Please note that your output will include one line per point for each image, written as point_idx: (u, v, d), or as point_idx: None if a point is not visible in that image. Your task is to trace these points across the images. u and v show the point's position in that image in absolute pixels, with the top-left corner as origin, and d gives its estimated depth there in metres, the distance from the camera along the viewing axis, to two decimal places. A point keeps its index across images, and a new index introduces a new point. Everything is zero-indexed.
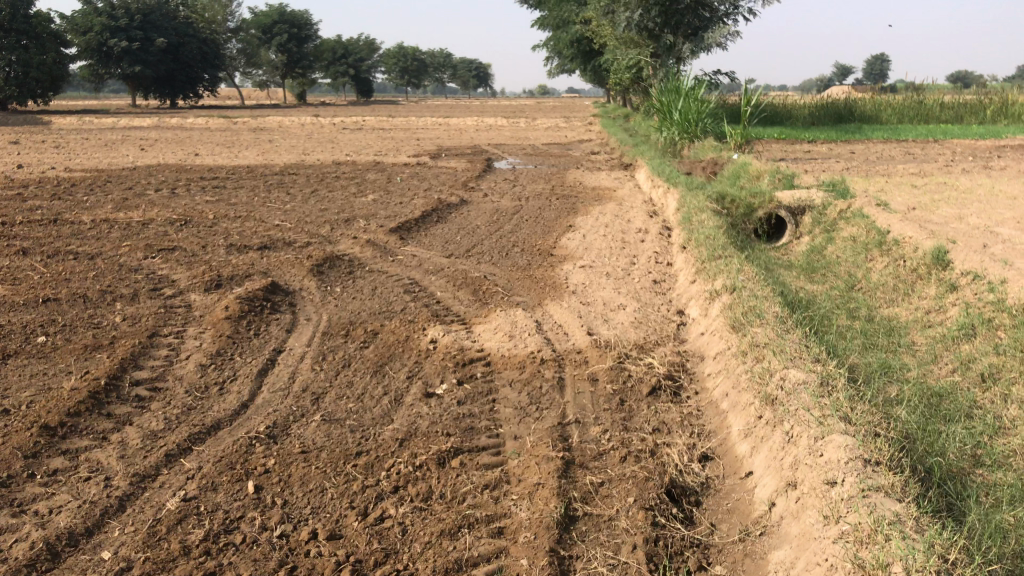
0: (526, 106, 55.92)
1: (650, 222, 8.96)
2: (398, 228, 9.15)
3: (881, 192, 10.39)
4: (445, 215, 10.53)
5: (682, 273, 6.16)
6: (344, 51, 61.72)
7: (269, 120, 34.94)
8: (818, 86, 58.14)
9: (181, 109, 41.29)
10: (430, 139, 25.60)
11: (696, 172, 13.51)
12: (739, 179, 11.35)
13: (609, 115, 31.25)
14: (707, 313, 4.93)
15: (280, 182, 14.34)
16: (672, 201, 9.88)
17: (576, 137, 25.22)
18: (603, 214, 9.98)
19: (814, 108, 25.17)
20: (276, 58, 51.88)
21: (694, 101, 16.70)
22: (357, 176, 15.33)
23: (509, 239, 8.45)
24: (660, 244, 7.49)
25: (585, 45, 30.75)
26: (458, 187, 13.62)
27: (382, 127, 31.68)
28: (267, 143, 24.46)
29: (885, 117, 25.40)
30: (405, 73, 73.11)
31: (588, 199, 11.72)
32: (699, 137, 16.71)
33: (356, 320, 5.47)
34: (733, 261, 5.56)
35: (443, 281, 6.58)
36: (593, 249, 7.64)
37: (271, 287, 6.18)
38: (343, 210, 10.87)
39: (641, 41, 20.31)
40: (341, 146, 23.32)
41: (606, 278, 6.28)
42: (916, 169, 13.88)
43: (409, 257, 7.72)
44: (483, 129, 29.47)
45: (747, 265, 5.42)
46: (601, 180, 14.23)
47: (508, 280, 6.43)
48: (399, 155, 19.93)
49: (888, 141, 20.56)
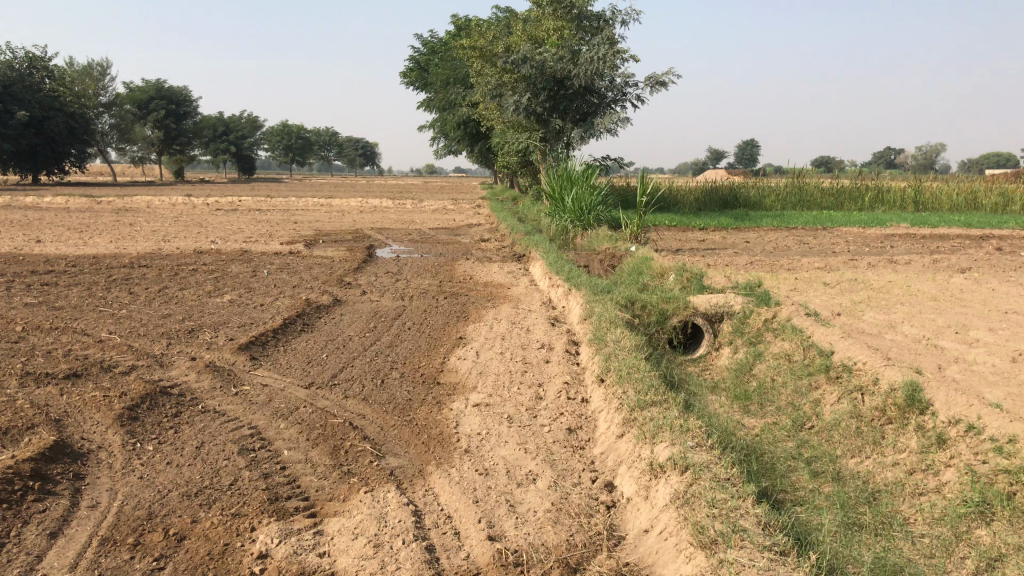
0: (413, 187, 54.92)
1: (552, 334, 7.72)
2: (250, 343, 7.57)
3: (798, 294, 9.53)
4: (313, 322, 9.01)
5: (602, 418, 4.87)
6: (224, 128, 59.30)
7: (137, 200, 32.49)
8: (696, 170, 59.44)
9: (41, 186, 38.16)
10: (309, 222, 23.95)
11: (594, 265, 12.52)
12: (642, 277, 10.33)
13: (498, 197, 30.47)
14: (650, 497, 3.62)
15: (125, 277, 12.45)
16: (575, 306, 8.72)
17: (464, 221, 24.16)
18: (496, 322, 8.70)
19: (700, 193, 25.01)
20: (152, 134, 49.23)
21: (587, 189, 15.84)
22: (219, 269, 13.62)
23: (384, 359, 7.00)
24: (568, 368, 6.22)
25: (471, 126, 30.05)
26: (332, 282, 12.10)
27: (260, 208, 29.72)
28: (127, 228, 22.22)
29: (769, 203, 25.47)
30: (289, 151, 71.15)
31: (479, 300, 10.48)
32: (594, 225, 15.80)
33: (159, 508, 3.88)
34: (672, 410, 4.32)
35: (295, 430, 5.04)
36: (488, 375, 6.27)
37: (48, 452, 4.50)
38: (190, 316, 9.18)
39: (530, 125, 19.45)
40: (209, 231, 21.37)
41: (507, 425, 4.91)
42: (821, 263, 13.25)
43: (257, 389, 6.15)
44: (366, 211, 28.07)
45: (691, 419, 4.20)
46: (493, 274, 13.04)
47: (380, 430, 4.97)
48: (272, 242, 18.23)
49: (779, 229, 20.31)
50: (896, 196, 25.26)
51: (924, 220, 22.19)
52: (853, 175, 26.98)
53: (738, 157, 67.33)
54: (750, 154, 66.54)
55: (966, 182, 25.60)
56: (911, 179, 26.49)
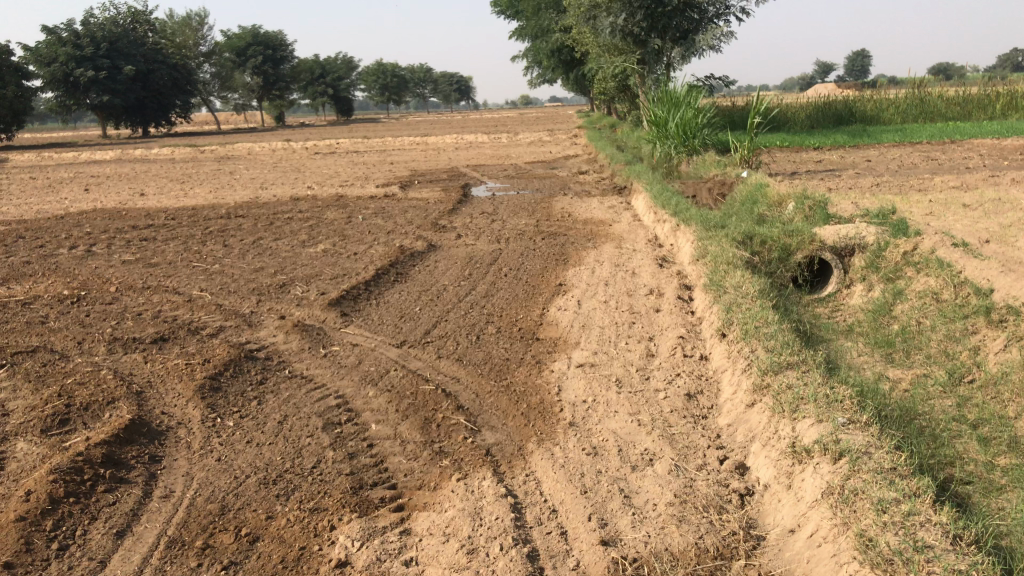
0: (509, 120, 53.98)
1: (662, 277, 7.09)
2: (341, 298, 7.20)
3: (937, 218, 8.56)
4: (407, 271, 8.58)
5: (727, 381, 4.26)
6: (322, 71, 59.45)
7: (240, 147, 32.84)
8: (803, 85, 56.45)
9: (151, 139, 39.08)
10: (405, 162, 23.59)
11: (701, 196, 11.72)
12: (757, 208, 9.52)
13: (596, 125, 29.45)
14: (795, 488, 3.02)
15: (221, 228, 12.32)
16: (685, 244, 8.03)
17: (561, 153, 23.37)
18: (599, 264, 8.10)
19: (812, 110, 23.45)
20: (251, 81, 49.64)
21: (691, 112, 14.83)
22: (314, 216, 13.39)
23: (481, 312, 6.52)
24: (682, 318, 5.60)
25: (566, 54, 28.97)
26: (426, 226, 11.66)
27: (356, 150, 29.56)
28: (228, 176, 22.31)
29: (888, 116, 23.63)
30: (385, 90, 71.01)
31: (579, 240, 9.88)
32: (700, 150, 14.84)
33: (235, 498, 3.50)
34: (813, 376, 3.68)
35: (384, 399, 4.61)
36: (592, 328, 5.71)
37: (126, 431, 4.19)
38: (282, 269, 8.89)
39: (626, 47, 18.38)
40: (307, 176, 21.26)
41: (617, 391, 4.35)
42: (956, 181, 12.03)
43: (346, 350, 5.78)
44: (462, 148, 27.56)
45: (839, 387, 3.55)
46: (593, 210, 12.39)
47: (475, 398, 4.50)
48: (367, 185, 17.94)
49: (902, 146, 18.79)
50: None
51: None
52: (982, 80, 24.82)
53: (848, 69, 63.58)
54: (861, 65, 62.67)
55: None
56: None
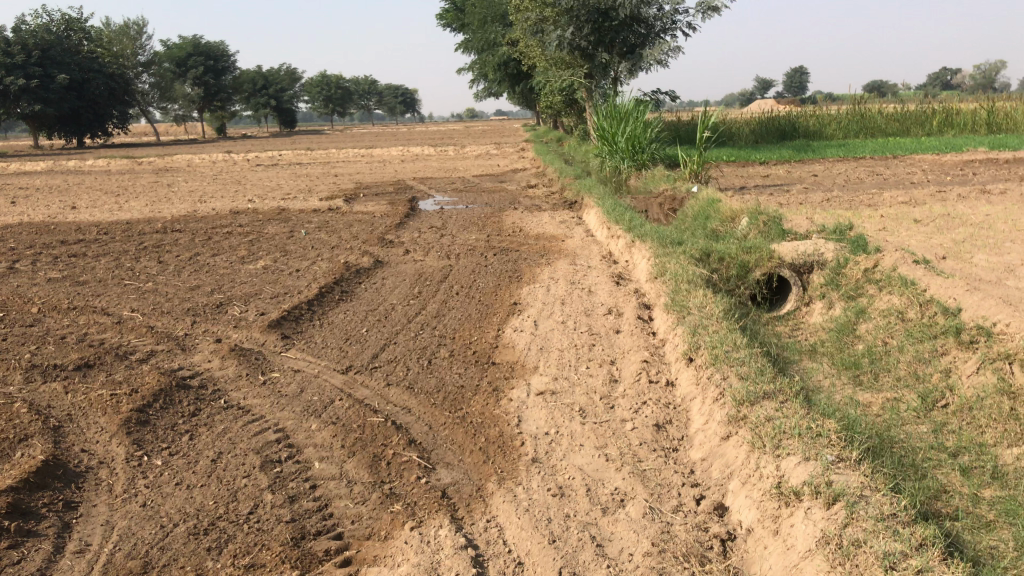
0: (455, 133, 53.64)
1: (620, 295, 6.85)
2: (283, 318, 6.80)
3: (891, 234, 8.49)
4: (352, 289, 8.20)
5: (696, 411, 3.99)
6: (264, 82, 58.45)
7: (179, 159, 31.93)
8: (744, 100, 57.24)
9: (86, 149, 37.83)
10: (350, 175, 23.13)
11: (653, 210, 11.56)
12: (711, 224, 9.37)
13: (543, 139, 29.33)
14: (783, 534, 2.76)
15: (156, 244, 11.76)
16: (642, 261, 7.81)
17: (509, 166, 23.16)
18: (553, 281, 7.83)
19: (756, 124, 23.63)
20: (192, 92, 48.49)
21: (640, 126, 14.72)
22: (255, 230, 12.91)
23: (431, 334, 6.18)
24: (644, 340, 5.35)
25: (512, 67, 28.83)
26: (372, 241, 11.28)
27: (300, 162, 28.95)
28: (165, 188, 21.56)
29: (830, 132, 23.92)
30: (329, 102, 70.15)
31: (531, 255, 9.61)
32: (649, 165, 14.73)
33: (157, 553, 3.11)
34: (793, 407, 3.43)
35: (328, 433, 4.24)
36: (550, 351, 5.42)
37: (37, 474, 3.76)
38: (219, 288, 8.43)
39: (573, 61, 18.25)
40: (248, 188, 20.65)
41: (581, 422, 4.06)
42: (904, 196, 12.08)
43: (288, 377, 5.39)
44: (409, 161, 27.17)
45: (823, 420, 3.31)
46: (544, 224, 12.15)
47: (427, 431, 4.17)
48: (311, 198, 17.45)
49: (846, 161, 18.97)
50: (967, 118, 23.56)
51: (1003, 142, 20.65)
52: (920, 98, 25.32)
53: (787, 85, 64.77)
54: (799, 82, 63.88)
55: None
56: (984, 99, 24.75)
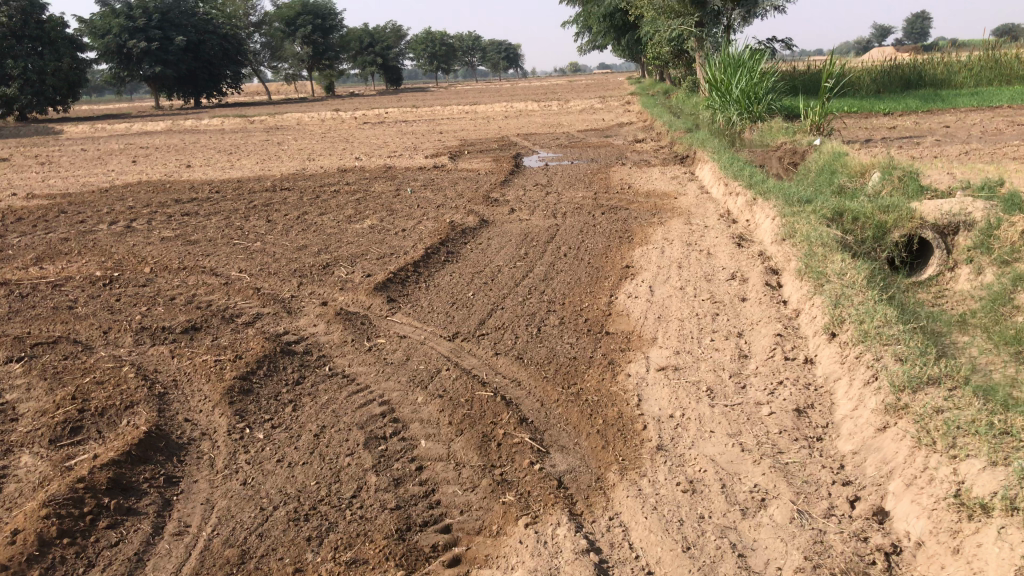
0: (558, 88, 52.75)
1: (743, 259, 6.38)
2: (388, 281, 6.60)
3: None
4: (458, 250, 7.95)
5: (843, 396, 3.56)
6: (370, 39, 58.78)
7: (288, 117, 32.39)
8: (862, 46, 54.20)
9: (202, 109, 38.84)
10: (454, 131, 22.95)
11: (771, 165, 10.90)
12: (839, 181, 8.71)
13: (650, 91, 28.43)
14: (967, 556, 2.36)
15: (265, 203, 11.82)
16: (766, 222, 7.27)
17: (615, 120, 22.50)
18: (669, 243, 7.39)
19: (880, 73, 22.15)
20: (301, 51, 49.15)
21: (756, 77, 13.91)
22: (361, 188, 12.83)
23: (541, 298, 5.87)
24: (774, 310, 4.90)
25: (619, 18, 27.93)
26: (477, 199, 11.02)
27: (405, 119, 28.94)
28: (275, 146, 21.84)
29: (962, 79, 22.22)
30: (434, 59, 70.13)
31: (643, 214, 9.17)
32: (766, 117, 13.94)
33: (258, 540, 2.93)
34: (967, 398, 2.98)
35: (434, 407, 4.00)
36: (670, 320, 5.03)
37: (142, 446, 3.65)
38: (325, 247, 8.33)
39: (684, 9, 17.42)
40: (354, 146, 20.71)
41: (710, 403, 3.68)
42: None
43: (392, 344, 5.18)
44: (513, 116, 26.77)
45: (1006, 413, 2.85)
46: (655, 181, 11.64)
47: (540, 408, 3.87)
48: (416, 155, 17.32)
49: (981, 110, 17.57)
50: None
51: None
52: None
53: (908, 32, 61.07)
54: (922, 27, 60.18)
55: None
56: None
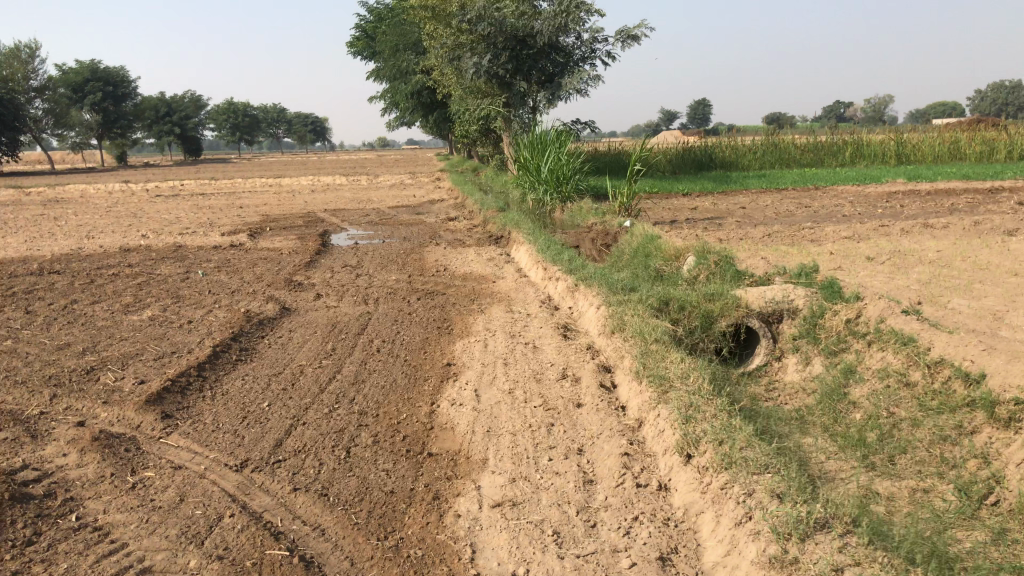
0: (366, 162, 52.21)
1: (572, 354, 5.91)
2: (164, 390, 5.57)
3: (850, 274, 7.82)
4: (253, 346, 7.00)
5: (710, 536, 3.08)
6: (167, 109, 55.86)
7: (70, 189, 29.67)
8: (653, 130, 57.72)
9: None
10: (256, 206, 21.71)
11: (586, 246, 10.73)
12: (655, 265, 8.57)
13: (459, 168, 28.45)
14: None
15: (27, 289, 10.25)
16: (591, 311, 6.90)
17: (425, 197, 22.11)
18: (490, 334, 6.84)
19: (675, 155, 23.18)
20: (89, 119, 45.74)
21: (564, 157, 13.92)
22: (146, 271, 11.50)
23: (348, 408, 5.07)
24: (614, 418, 4.40)
25: (426, 95, 27.93)
26: (279, 283, 10.06)
27: (203, 192, 27.19)
28: (51, 222, 19.67)
29: (747, 162, 23.65)
30: (237, 130, 67.73)
31: (459, 300, 8.61)
32: (576, 196, 13.93)
33: None
34: (880, 559, 2.57)
35: (213, 575, 3.11)
36: (500, 433, 4.41)
37: None
38: (93, 346, 7.11)
39: (491, 89, 17.43)
40: (142, 222, 18.97)
41: (558, 553, 3.07)
42: (845, 231, 11.54)
43: (164, 478, 4.21)
44: (319, 191, 25.83)
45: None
46: (470, 263, 11.19)
47: (348, 570, 3.10)
48: (212, 233, 16.00)
49: (769, 192, 18.62)
50: (878, 148, 23.68)
51: (918, 173, 20.58)
52: (829, 129, 25.35)
53: (691, 117, 65.86)
54: (702, 114, 65.10)
55: (947, 131, 24.12)
56: (891, 130, 24.90)
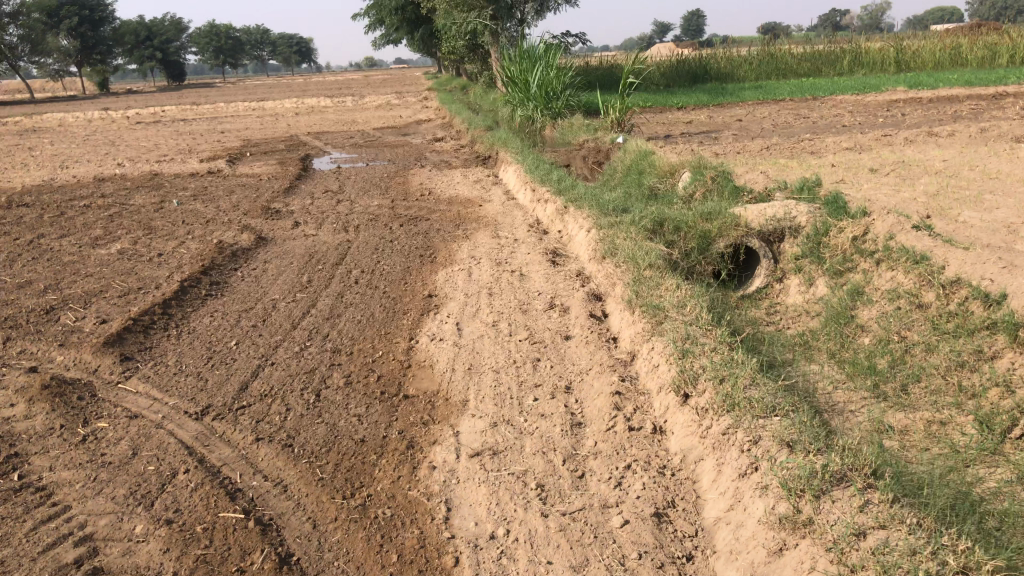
0: (354, 84, 50.92)
1: (560, 281, 5.54)
2: (126, 331, 5.20)
3: (854, 188, 7.41)
4: (225, 280, 6.60)
5: (710, 487, 2.77)
6: (147, 32, 54.13)
7: (49, 118, 28.80)
8: (646, 43, 56.21)
9: None
10: (238, 131, 21.05)
11: (576, 165, 10.28)
12: (649, 182, 8.14)
13: (447, 87, 27.63)
14: None
15: None
16: (581, 234, 6.51)
17: (412, 118, 21.44)
18: (475, 261, 6.45)
19: (668, 68, 22.39)
20: (68, 45, 44.25)
21: (553, 71, 13.30)
22: (120, 201, 11.03)
23: (320, 347, 4.71)
24: (604, 351, 4.06)
25: (411, 11, 26.91)
26: (255, 211, 9.62)
27: (185, 118, 26.38)
28: (27, 152, 19.04)
29: (742, 74, 22.88)
30: (220, 53, 65.90)
31: (443, 225, 8.20)
32: (565, 113, 13.37)
33: None
34: (905, 519, 2.25)
35: (161, 542, 2.81)
36: (482, 371, 4.07)
37: None
38: (55, 282, 6.71)
39: None
40: (119, 150, 18.36)
41: (542, 511, 2.76)
42: (845, 142, 11.07)
43: (117, 429, 3.87)
44: (303, 114, 25.07)
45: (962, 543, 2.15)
46: (456, 185, 10.75)
47: (310, 534, 2.81)
48: (190, 160, 15.44)
49: (766, 104, 17.98)
50: (877, 56, 22.89)
51: (919, 81, 19.93)
52: (827, 36, 24.50)
53: (684, 29, 64.21)
54: (695, 26, 63.45)
55: (949, 37, 23.26)
56: (891, 36, 24.03)
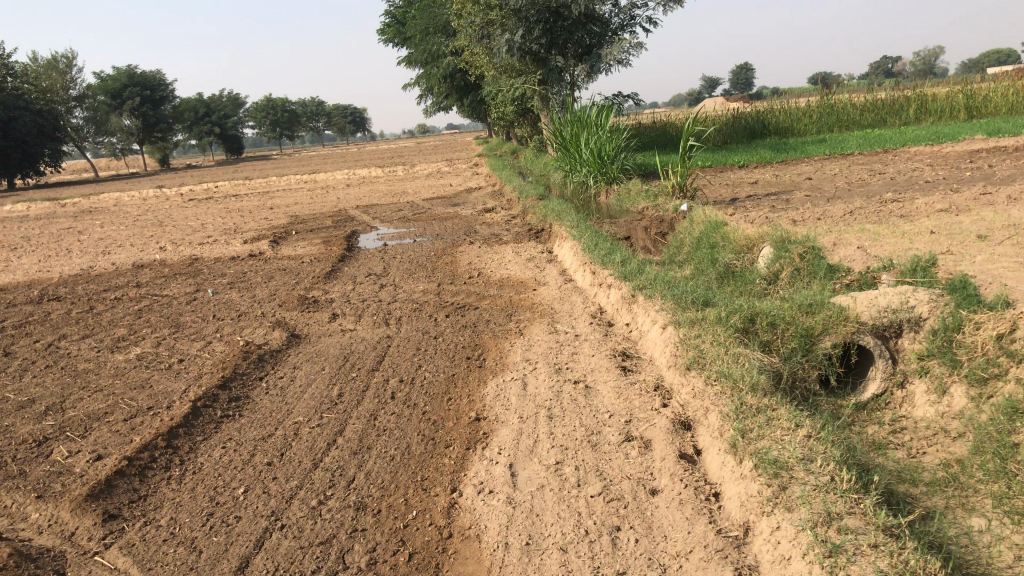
0: (405, 151, 50.96)
1: (636, 396, 4.59)
2: (118, 474, 4.35)
3: (970, 262, 6.34)
4: (247, 394, 5.77)
5: None
6: (205, 108, 55.03)
7: (106, 198, 28.84)
8: (697, 97, 55.46)
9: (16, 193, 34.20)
10: (287, 206, 20.67)
11: (637, 237, 9.39)
12: (725, 258, 7.18)
13: (498, 151, 27.10)
14: None
15: (20, 323, 9.19)
16: (654, 330, 5.56)
17: (462, 185, 20.86)
18: (531, 366, 5.53)
19: (724, 124, 21.42)
20: (130, 124, 44.92)
21: (606, 135, 12.49)
22: (154, 292, 10.39)
23: (342, 500, 3.79)
24: (707, 516, 3.12)
25: (459, 79, 26.64)
26: (291, 302, 8.87)
27: (236, 193, 26.16)
28: (76, 236, 18.75)
29: (801, 128, 21.80)
30: (276, 126, 66.96)
31: (494, 316, 7.34)
32: (622, 178, 12.49)
33: None
34: None
35: None
36: (546, 544, 3.13)
37: None
38: (62, 401, 5.95)
39: (525, 67, 16.08)
40: (167, 231, 17.98)
41: None
42: (937, 201, 9.99)
43: None
44: (354, 185, 24.70)
45: None
46: (507, 263, 9.92)
47: None
48: (233, 241, 14.89)
49: (834, 159, 16.90)
50: (945, 102, 21.58)
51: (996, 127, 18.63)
52: (889, 84, 23.36)
53: (733, 82, 63.36)
54: (744, 79, 62.58)
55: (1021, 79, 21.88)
56: (957, 81, 22.73)
